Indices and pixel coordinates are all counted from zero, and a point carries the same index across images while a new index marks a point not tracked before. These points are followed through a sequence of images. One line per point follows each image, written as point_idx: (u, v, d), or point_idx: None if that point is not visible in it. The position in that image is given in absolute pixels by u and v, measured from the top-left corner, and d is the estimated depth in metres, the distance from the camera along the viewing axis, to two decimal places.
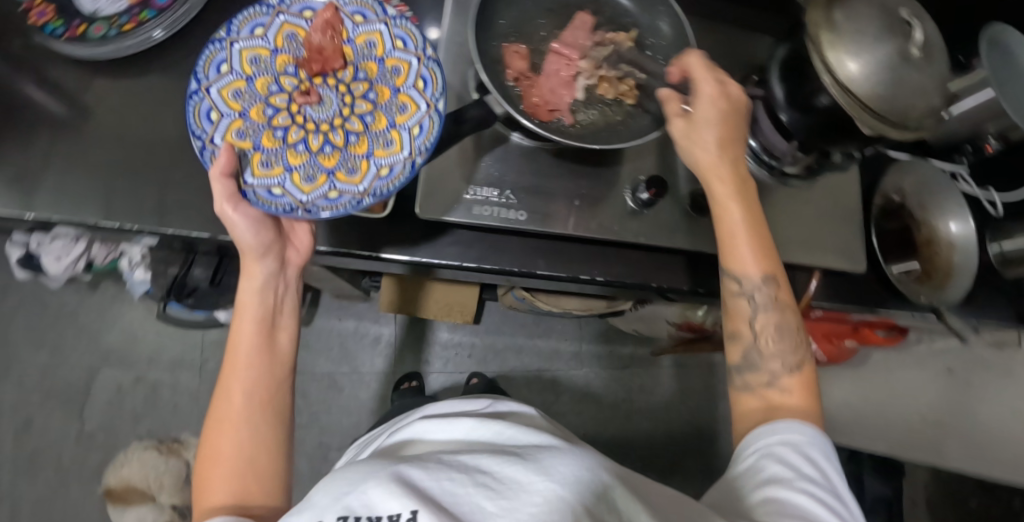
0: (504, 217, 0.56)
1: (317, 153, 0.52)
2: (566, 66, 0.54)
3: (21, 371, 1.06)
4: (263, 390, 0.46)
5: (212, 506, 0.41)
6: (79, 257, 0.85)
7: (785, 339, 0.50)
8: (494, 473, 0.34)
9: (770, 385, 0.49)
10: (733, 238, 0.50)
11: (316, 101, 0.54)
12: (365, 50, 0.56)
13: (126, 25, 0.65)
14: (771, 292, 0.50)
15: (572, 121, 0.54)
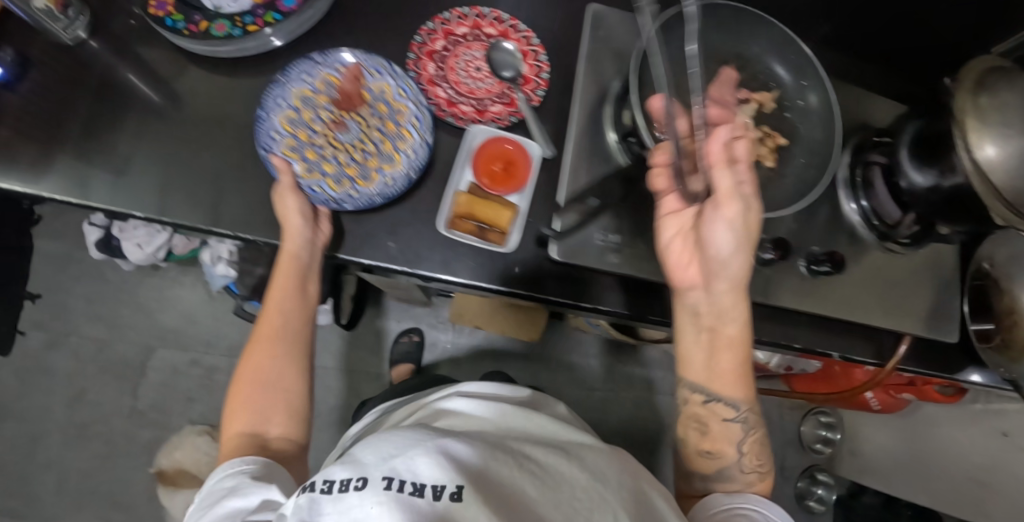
0: (636, 267, 0.58)
1: (344, 165, 0.59)
2: (714, 125, 0.56)
3: (78, 342, 1.06)
4: (283, 339, 0.57)
5: (233, 433, 0.53)
6: (161, 245, 0.85)
7: (760, 455, 0.57)
8: (536, 464, 0.42)
9: (736, 494, 0.54)
10: (727, 366, 0.55)
11: (344, 129, 0.60)
12: (379, 96, 0.61)
13: (250, 26, 0.64)
14: (750, 414, 0.56)
15: (715, 182, 0.54)
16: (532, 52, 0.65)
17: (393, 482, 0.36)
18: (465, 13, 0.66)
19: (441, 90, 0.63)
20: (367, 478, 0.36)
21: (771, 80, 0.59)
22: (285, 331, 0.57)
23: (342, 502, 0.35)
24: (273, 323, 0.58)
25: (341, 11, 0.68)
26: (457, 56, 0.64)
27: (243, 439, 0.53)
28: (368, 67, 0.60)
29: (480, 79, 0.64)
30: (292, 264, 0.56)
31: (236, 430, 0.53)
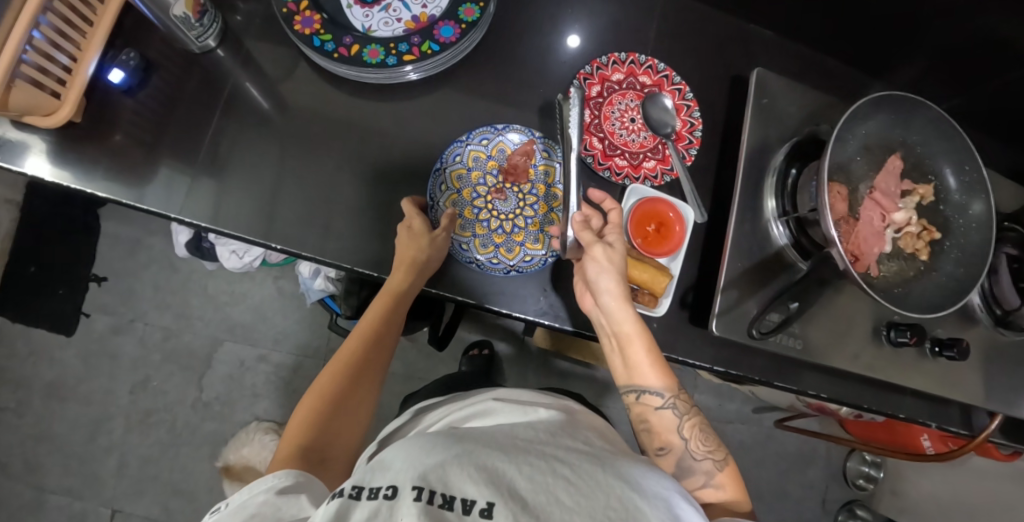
0: (780, 343, 0.60)
1: (493, 230, 0.59)
2: (880, 216, 0.57)
3: (145, 329, 1.05)
4: (358, 362, 0.56)
5: (287, 444, 0.50)
6: (257, 254, 0.83)
7: (708, 440, 0.54)
8: (572, 469, 0.36)
9: (703, 487, 0.52)
10: (645, 363, 0.53)
11: (502, 198, 0.61)
12: (541, 176, 0.62)
13: (406, 55, 0.61)
14: (682, 399, 0.54)
15: (876, 274, 0.57)
16: (685, 106, 0.64)
17: (422, 491, 0.33)
18: (620, 58, 0.64)
19: (597, 140, 0.62)
20: (397, 488, 0.33)
21: (933, 173, 0.61)
22: (360, 354, 0.57)
23: (371, 508, 0.33)
24: (353, 349, 0.57)
25: (492, 47, 0.66)
26: (612, 104, 0.63)
27: (300, 452, 0.48)
28: (540, 146, 0.62)
29: (636, 132, 0.63)
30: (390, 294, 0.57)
31: (291, 441, 0.50)
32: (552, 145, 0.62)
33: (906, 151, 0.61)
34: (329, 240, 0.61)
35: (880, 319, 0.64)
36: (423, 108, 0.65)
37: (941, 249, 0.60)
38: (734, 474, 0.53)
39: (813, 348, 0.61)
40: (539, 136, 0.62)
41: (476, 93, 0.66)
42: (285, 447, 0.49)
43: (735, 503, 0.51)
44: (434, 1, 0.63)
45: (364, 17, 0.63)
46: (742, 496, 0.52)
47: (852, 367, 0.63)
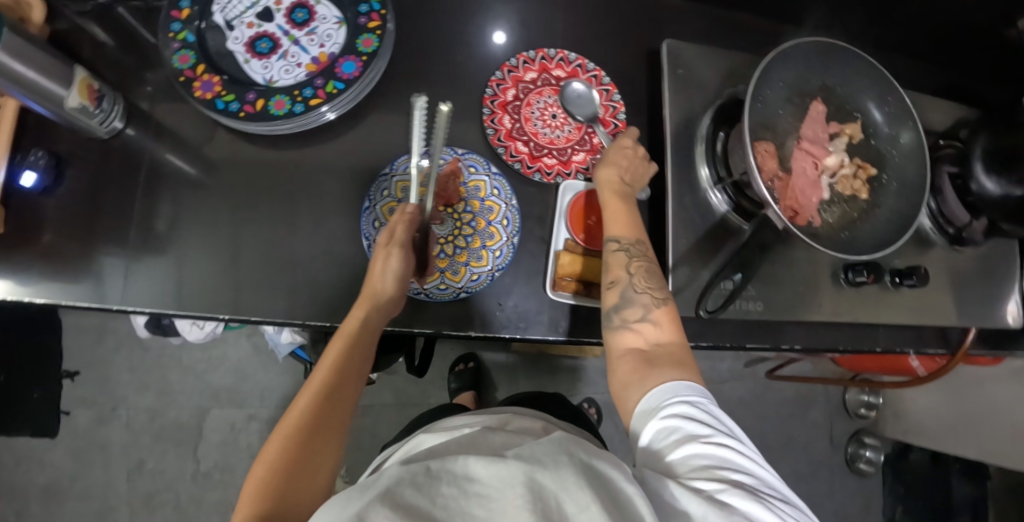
0: (743, 309, 0.60)
1: (436, 256, 0.59)
2: (812, 165, 0.57)
3: (129, 413, 1.03)
4: (328, 407, 0.47)
5: (248, 519, 0.39)
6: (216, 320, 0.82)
7: (652, 278, 0.52)
8: (483, 479, 0.34)
9: (641, 320, 0.50)
10: (621, 215, 0.54)
11: (439, 221, 0.60)
12: (472, 192, 0.60)
13: (312, 99, 0.60)
14: (639, 244, 0.53)
15: (819, 223, 0.56)
16: (605, 92, 0.63)
17: None
18: (530, 57, 0.63)
19: (522, 144, 0.61)
20: None
21: (859, 110, 0.61)
22: (324, 399, 0.47)
23: None
24: (308, 398, 0.47)
25: (399, 71, 0.65)
26: (531, 105, 0.62)
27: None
28: (464, 161, 0.60)
29: (558, 127, 0.62)
30: (355, 339, 0.51)
31: (251, 516, 0.39)
32: (477, 158, 0.60)
33: (831, 93, 0.60)
34: (275, 300, 0.59)
35: (838, 263, 0.65)
36: (345, 146, 0.64)
37: (880, 184, 0.60)
38: (673, 316, 0.51)
39: (776, 307, 0.61)
40: (461, 151, 0.60)
41: (397, 120, 0.65)
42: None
43: (675, 341, 0.49)
44: (330, 38, 0.62)
45: (262, 68, 0.61)
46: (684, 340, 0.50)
47: (819, 315, 0.63)
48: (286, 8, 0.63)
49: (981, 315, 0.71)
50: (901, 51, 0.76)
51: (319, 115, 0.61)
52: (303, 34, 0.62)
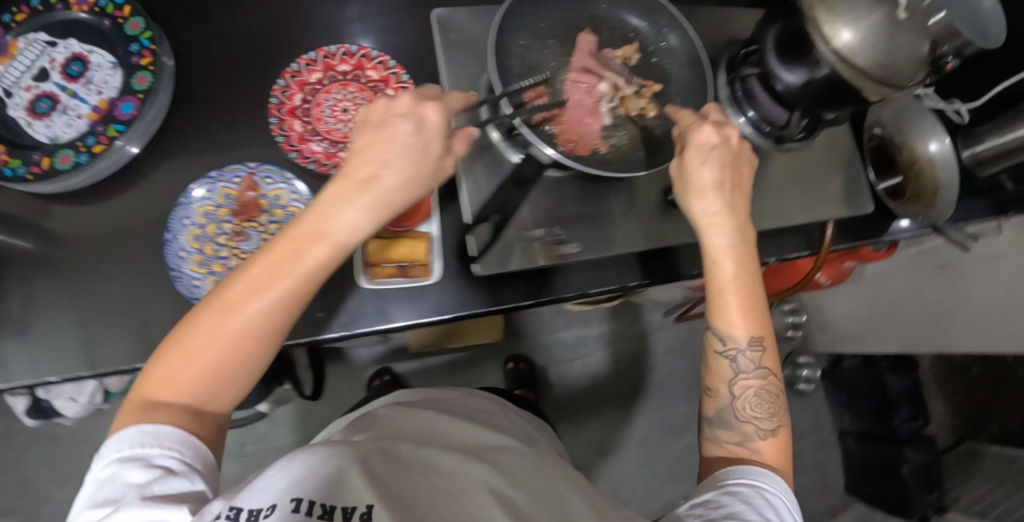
0: (558, 253, 0.60)
1: (247, 273, 0.59)
2: (588, 95, 0.56)
3: (54, 511, 1.00)
4: (286, 303, 0.43)
5: (148, 396, 0.41)
6: (93, 388, 0.80)
7: (762, 405, 0.54)
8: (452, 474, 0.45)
9: (740, 444, 0.53)
10: (729, 290, 0.54)
11: (246, 239, 0.60)
12: (274, 202, 0.61)
13: (95, 147, 0.60)
14: (757, 356, 0.54)
15: (608, 151, 0.56)
16: (392, 75, 0.64)
17: (300, 502, 0.36)
18: (311, 58, 0.64)
19: (316, 145, 0.62)
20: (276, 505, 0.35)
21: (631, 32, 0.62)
22: (304, 287, 0.44)
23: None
24: (265, 305, 0.43)
25: (188, 98, 0.64)
26: (320, 103, 0.63)
27: (171, 409, 0.41)
28: (260, 174, 0.61)
29: (350, 121, 0.63)
30: (351, 233, 0.45)
31: (153, 393, 0.41)
32: (271, 168, 0.61)
33: (604, 25, 0.61)
34: (99, 353, 0.57)
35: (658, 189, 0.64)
36: (148, 185, 0.63)
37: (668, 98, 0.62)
38: (781, 442, 0.54)
39: (605, 242, 0.62)
40: (253, 165, 0.61)
41: (193, 145, 0.63)
42: (133, 418, 0.41)
43: (774, 463, 0.53)
44: (106, 83, 0.62)
45: (44, 127, 0.60)
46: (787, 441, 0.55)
47: (654, 242, 0.63)
48: (60, 63, 0.62)
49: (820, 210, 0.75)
50: None
51: (119, 150, 0.61)
52: (80, 85, 0.62)
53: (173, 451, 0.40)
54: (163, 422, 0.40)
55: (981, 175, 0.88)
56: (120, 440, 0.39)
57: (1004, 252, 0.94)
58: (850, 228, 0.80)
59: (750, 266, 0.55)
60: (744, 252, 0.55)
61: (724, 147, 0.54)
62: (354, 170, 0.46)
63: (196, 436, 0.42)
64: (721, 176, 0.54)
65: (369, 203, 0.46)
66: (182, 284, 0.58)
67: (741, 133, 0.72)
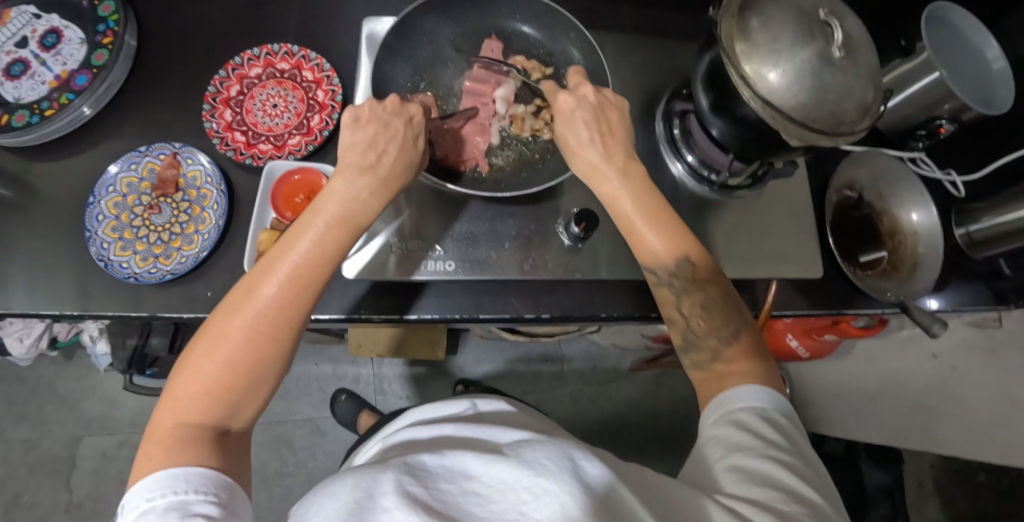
0: (434, 269, 0.62)
1: (151, 243, 0.62)
2: (481, 113, 0.66)
3: (8, 447, 1.10)
4: (284, 308, 0.44)
5: (164, 429, 0.40)
6: (39, 332, 0.90)
7: (712, 315, 0.51)
8: (480, 477, 0.35)
9: (714, 360, 0.49)
10: (644, 230, 0.53)
11: (158, 211, 0.63)
12: (192, 182, 0.64)
13: (48, 110, 0.65)
14: (688, 272, 0.52)
15: (487, 167, 0.65)
16: (325, 77, 0.68)
17: None
18: (254, 54, 0.69)
19: (240, 134, 0.66)
20: None
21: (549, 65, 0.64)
22: (298, 292, 0.45)
23: None
24: (251, 314, 0.43)
25: (142, 79, 0.69)
26: (253, 97, 0.67)
27: (195, 433, 0.40)
28: (184, 155, 0.65)
29: (276, 116, 0.67)
30: (321, 248, 0.47)
31: (173, 422, 0.40)
32: (194, 150, 0.65)
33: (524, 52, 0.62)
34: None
35: (559, 219, 0.65)
36: (83, 149, 0.67)
37: None
38: (751, 342, 0.50)
39: (483, 267, 0.63)
40: (179, 146, 0.65)
41: (135, 122, 0.68)
42: (159, 458, 0.39)
43: (755, 373, 0.48)
44: (72, 56, 0.67)
45: (12, 89, 0.66)
46: (757, 343, 0.51)
47: (546, 274, 0.64)
48: (40, 34, 0.68)
49: (757, 267, 0.69)
50: (652, 23, 0.78)
51: (75, 111, 0.65)
52: (50, 55, 0.67)
53: (210, 495, 0.38)
54: (187, 463, 0.38)
55: (977, 258, 0.78)
56: (147, 487, 0.37)
57: (1001, 347, 0.84)
58: (800, 292, 0.73)
59: (651, 194, 0.55)
60: (642, 188, 0.55)
61: (587, 104, 0.57)
62: (314, 205, 0.49)
63: (220, 471, 0.40)
64: (597, 123, 0.57)
65: (332, 224, 0.48)
66: (92, 245, 0.61)
67: (678, 178, 0.71)
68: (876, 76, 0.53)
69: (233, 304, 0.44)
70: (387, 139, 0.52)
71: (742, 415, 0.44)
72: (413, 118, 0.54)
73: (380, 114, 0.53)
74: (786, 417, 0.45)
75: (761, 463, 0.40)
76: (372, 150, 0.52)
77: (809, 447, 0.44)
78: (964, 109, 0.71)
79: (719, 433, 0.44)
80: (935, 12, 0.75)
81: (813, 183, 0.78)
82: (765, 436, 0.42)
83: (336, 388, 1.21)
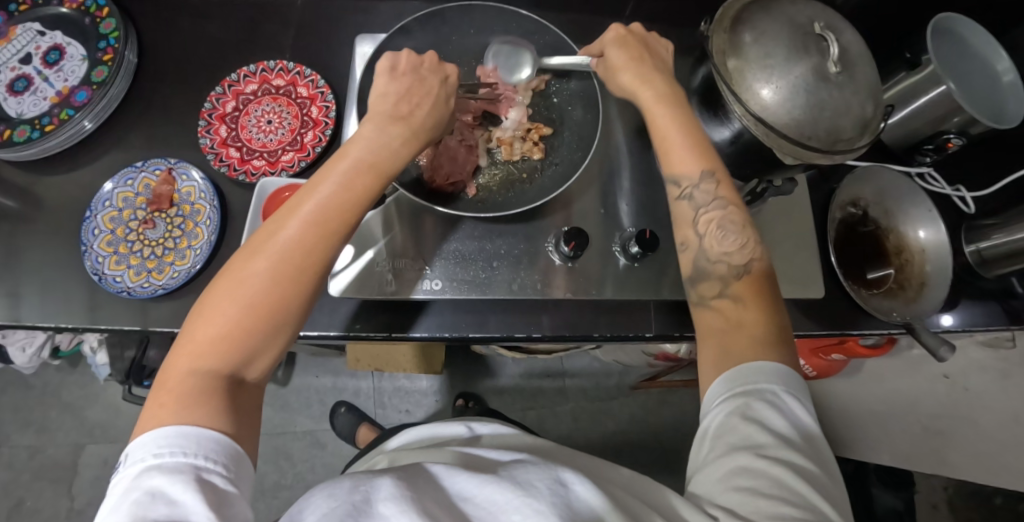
0: (422, 288, 0.61)
1: (145, 257, 0.62)
2: (468, 136, 0.65)
3: (12, 452, 1.12)
4: (305, 250, 0.43)
5: (180, 373, 0.38)
6: (40, 341, 0.91)
7: (730, 239, 0.49)
8: (477, 496, 0.34)
9: (721, 296, 0.48)
10: (682, 151, 0.52)
11: (152, 227, 0.63)
12: (187, 198, 0.65)
13: (48, 126, 0.66)
14: (713, 188, 0.50)
15: (474, 191, 0.64)
16: (320, 94, 0.69)
17: None
18: (250, 71, 0.69)
19: (234, 150, 0.66)
20: None
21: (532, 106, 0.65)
22: (322, 235, 0.44)
23: None
24: (271, 257, 0.42)
25: (141, 94, 0.70)
26: (248, 114, 0.68)
27: (212, 380, 0.38)
28: (179, 171, 0.66)
29: (270, 132, 0.67)
30: (346, 191, 0.46)
31: (189, 367, 0.38)
32: (189, 165, 0.65)
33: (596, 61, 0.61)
34: None
35: (550, 237, 0.65)
36: (81, 164, 0.67)
37: (557, 140, 0.67)
38: (761, 280, 0.48)
39: (477, 285, 0.63)
40: (174, 162, 0.66)
41: (133, 137, 0.69)
42: (173, 406, 0.37)
43: (760, 313, 0.46)
44: (73, 73, 0.68)
45: (14, 104, 0.67)
46: (769, 279, 0.49)
47: (536, 293, 0.63)
48: (43, 51, 0.69)
49: None
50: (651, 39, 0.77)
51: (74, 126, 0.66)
52: (52, 71, 0.68)
53: (218, 465, 0.35)
54: (202, 423, 0.36)
55: (989, 276, 0.75)
56: (158, 440, 0.35)
57: None
58: (801, 312, 0.70)
59: (691, 120, 0.54)
60: (680, 108, 0.54)
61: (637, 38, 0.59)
62: (337, 151, 0.48)
63: (232, 437, 0.37)
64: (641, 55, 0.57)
65: (357, 169, 0.47)
66: (88, 258, 0.62)
67: None
68: (875, 91, 0.52)
69: (257, 248, 0.42)
70: (422, 94, 0.53)
71: (752, 401, 0.40)
72: (448, 77, 0.55)
73: (417, 68, 0.54)
74: (799, 398, 0.41)
75: (767, 467, 0.37)
76: (405, 102, 0.52)
77: (818, 432, 0.41)
78: (972, 124, 0.69)
79: (728, 423, 0.40)
80: (943, 24, 0.73)
81: (816, 201, 0.76)
82: (777, 431, 0.39)
83: (336, 400, 1.21)
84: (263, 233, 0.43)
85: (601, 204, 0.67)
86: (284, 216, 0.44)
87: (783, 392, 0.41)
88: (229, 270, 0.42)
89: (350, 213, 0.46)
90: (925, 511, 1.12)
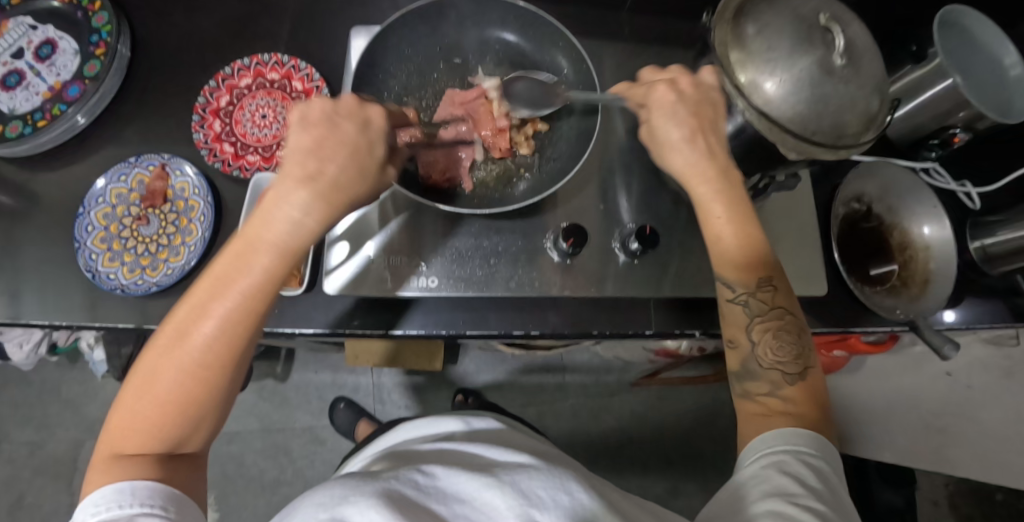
0: (419, 285, 0.61)
1: (138, 253, 0.62)
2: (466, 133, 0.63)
3: (12, 448, 1.12)
4: (223, 344, 0.41)
5: (104, 458, 0.39)
6: (37, 338, 0.91)
7: (784, 350, 0.48)
8: (473, 503, 0.33)
9: (769, 394, 0.47)
10: (733, 251, 0.51)
11: (146, 223, 0.63)
12: (180, 194, 0.64)
13: (40, 121, 0.65)
14: (770, 296, 0.50)
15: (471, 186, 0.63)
16: (315, 88, 0.68)
17: None
18: (245, 64, 0.68)
19: (228, 145, 0.66)
20: None
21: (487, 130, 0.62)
22: (242, 325, 0.41)
23: None
24: (190, 350, 0.40)
25: (134, 89, 0.69)
26: (242, 108, 0.67)
27: (133, 464, 0.38)
28: (173, 167, 0.65)
29: (265, 127, 0.67)
30: (258, 282, 0.42)
31: (111, 453, 0.39)
32: (183, 160, 0.65)
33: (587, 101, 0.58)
34: None
35: (548, 234, 0.64)
36: (74, 160, 0.67)
37: (556, 134, 0.66)
38: (813, 388, 0.47)
39: (476, 283, 0.62)
40: (168, 157, 0.65)
41: (126, 132, 0.68)
42: (100, 481, 0.38)
43: (812, 419, 0.45)
44: (65, 67, 0.67)
45: (6, 99, 0.66)
46: (822, 389, 0.48)
47: (535, 291, 0.62)
48: (35, 45, 0.68)
49: None
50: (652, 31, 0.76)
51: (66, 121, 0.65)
52: (44, 66, 0.67)
53: (155, 508, 0.37)
54: (135, 479, 0.37)
55: (994, 273, 0.74)
56: (93, 502, 0.36)
57: None
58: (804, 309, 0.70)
59: (743, 199, 0.53)
60: (734, 194, 0.53)
61: (685, 101, 0.53)
62: (249, 230, 0.43)
63: (168, 483, 0.39)
64: (695, 121, 0.53)
65: (274, 251, 0.43)
66: (81, 255, 0.61)
67: (674, 191, 0.68)
68: (880, 86, 0.51)
69: (177, 334, 0.40)
70: (335, 145, 0.45)
71: (784, 457, 0.41)
72: (369, 119, 0.48)
73: (331, 115, 0.46)
74: (826, 462, 0.42)
75: (797, 511, 0.37)
76: (315, 157, 0.44)
77: (846, 494, 0.41)
78: (979, 118, 0.68)
79: (762, 473, 0.41)
80: (949, 16, 0.72)
81: (819, 196, 0.75)
82: (808, 482, 0.39)
83: (336, 396, 1.21)
84: (182, 316, 0.41)
85: (601, 200, 0.66)
86: (205, 299, 0.41)
87: (807, 450, 0.42)
88: (152, 351, 0.40)
89: (262, 300, 0.42)
90: (926, 508, 1.12)
